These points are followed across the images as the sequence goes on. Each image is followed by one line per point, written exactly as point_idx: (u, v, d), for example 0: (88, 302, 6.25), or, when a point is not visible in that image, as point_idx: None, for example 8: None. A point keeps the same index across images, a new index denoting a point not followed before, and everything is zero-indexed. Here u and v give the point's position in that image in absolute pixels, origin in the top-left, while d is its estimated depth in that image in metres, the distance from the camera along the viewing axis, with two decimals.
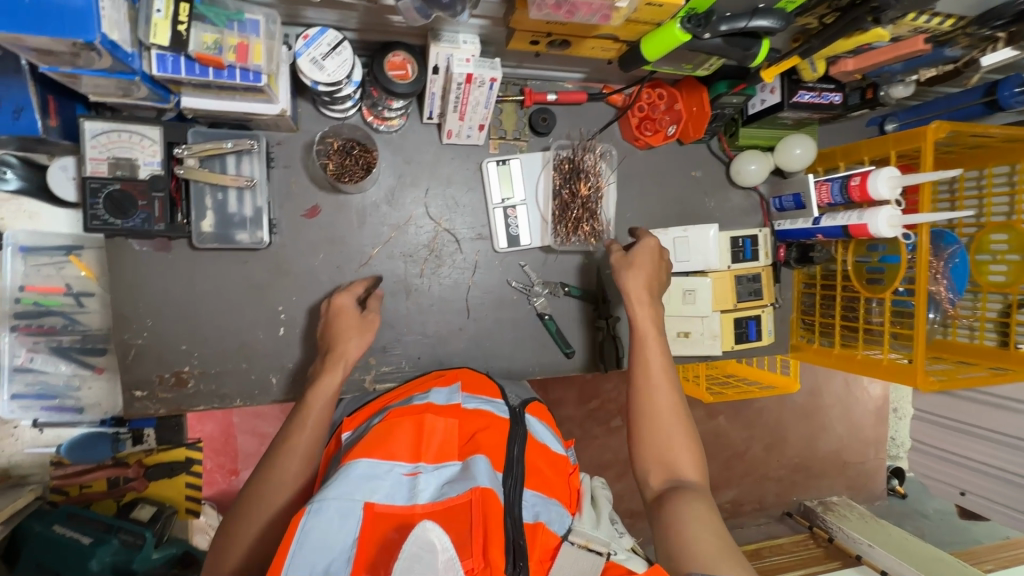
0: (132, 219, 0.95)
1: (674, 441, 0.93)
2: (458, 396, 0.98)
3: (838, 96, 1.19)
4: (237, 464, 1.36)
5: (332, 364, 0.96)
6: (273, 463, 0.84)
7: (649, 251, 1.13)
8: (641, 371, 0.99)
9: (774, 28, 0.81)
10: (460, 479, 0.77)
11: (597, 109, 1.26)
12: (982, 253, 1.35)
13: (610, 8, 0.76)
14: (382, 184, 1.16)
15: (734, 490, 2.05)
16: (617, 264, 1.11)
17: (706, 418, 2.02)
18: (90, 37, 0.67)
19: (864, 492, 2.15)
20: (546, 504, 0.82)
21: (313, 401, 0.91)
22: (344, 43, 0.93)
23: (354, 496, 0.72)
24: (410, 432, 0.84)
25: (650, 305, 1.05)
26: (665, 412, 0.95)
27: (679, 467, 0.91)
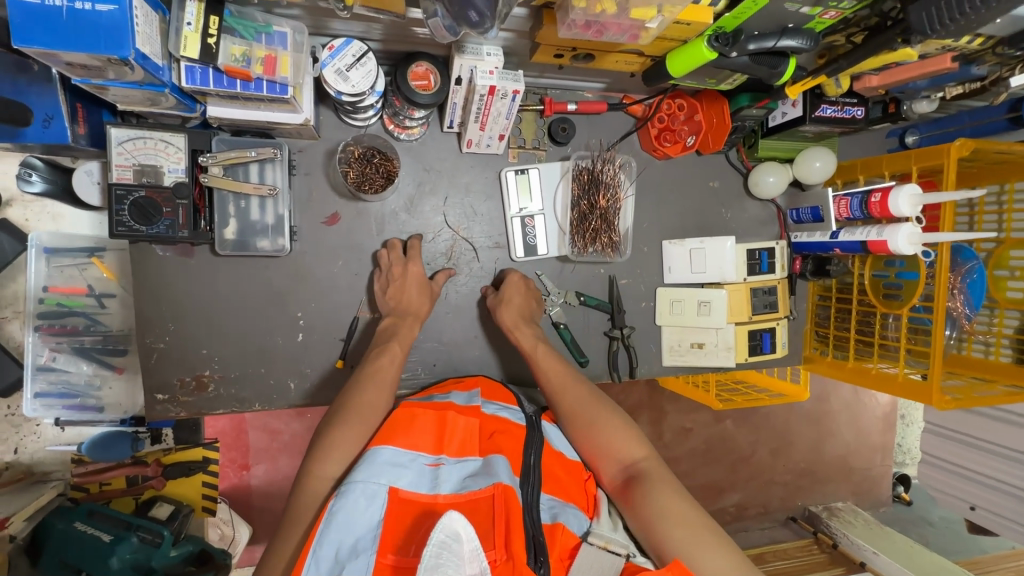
0: (155, 225, 0.95)
1: (601, 430, 0.95)
2: (478, 399, 1.01)
3: (860, 111, 1.17)
4: (247, 459, 1.43)
5: (375, 359, 1.00)
6: (363, 389, 0.94)
7: (520, 285, 1.18)
8: (548, 386, 1.06)
9: (802, 48, 0.80)
10: (482, 474, 0.78)
11: (616, 119, 1.26)
12: (1000, 268, 1.34)
13: (639, 28, 0.75)
14: (402, 192, 1.16)
15: (740, 493, 2.05)
16: (493, 307, 1.17)
17: (714, 421, 2.02)
18: (125, 53, 0.68)
19: (870, 498, 2.15)
20: (563, 507, 0.83)
21: (395, 341, 1.03)
22: (368, 55, 0.94)
23: (380, 479, 0.74)
24: (432, 428, 0.88)
25: (527, 327, 1.14)
26: (580, 410, 0.99)
27: (618, 449, 0.93)
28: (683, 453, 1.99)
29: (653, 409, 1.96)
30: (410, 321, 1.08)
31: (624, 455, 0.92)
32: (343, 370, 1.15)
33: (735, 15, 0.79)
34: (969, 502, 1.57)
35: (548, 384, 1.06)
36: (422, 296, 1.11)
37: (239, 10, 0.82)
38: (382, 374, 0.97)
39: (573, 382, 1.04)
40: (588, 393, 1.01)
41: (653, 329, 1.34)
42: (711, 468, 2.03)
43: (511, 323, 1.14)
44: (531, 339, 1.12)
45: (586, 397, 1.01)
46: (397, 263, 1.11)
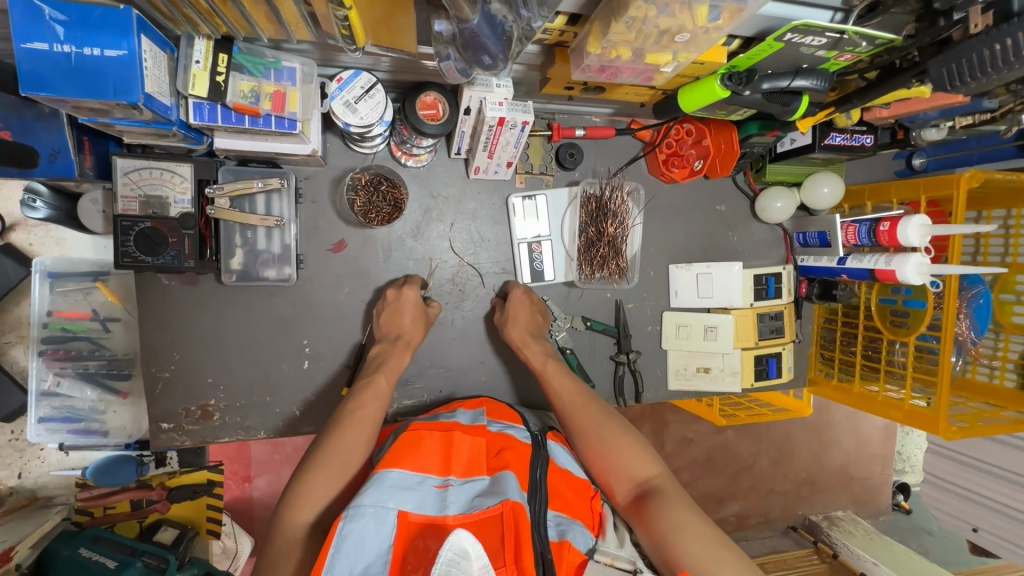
0: (162, 256, 0.94)
1: (614, 447, 0.94)
2: (484, 418, 1.00)
3: (870, 138, 1.16)
4: (250, 471, 1.41)
5: (377, 366, 1.02)
6: (344, 426, 0.90)
7: (523, 301, 1.16)
8: (557, 403, 1.05)
9: (815, 88, 0.79)
10: (490, 493, 0.77)
11: (624, 143, 1.26)
12: (1006, 293, 1.35)
13: (653, 71, 0.75)
14: (409, 218, 1.15)
15: (740, 503, 2.06)
16: (499, 322, 1.16)
17: (715, 432, 2.01)
18: (133, 98, 0.67)
19: (869, 507, 2.15)
20: (570, 524, 0.82)
21: (381, 374, 1.00)
22: (376, 86, 0.93)
23: (387, 503, 0.73)
24: (439, 449, 0.86)
25: (536, 344, 1.13)
26: (591, 427, 0.98)
27: (630, 466, 0.92)
28: (684, 464, 1.99)
29: (655, 419, 1.96)
30: (397, 352, 1.05)
31: (637, 472, 0.91)
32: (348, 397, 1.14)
33: (750, 56, 0.78)
34: (971, 523, 1.58)
35: (559, 400, 1.05)
36: (418, 328, 1.09)
37: (249, 46, 0.80)
38: (364, 413, 0.93)
39: (583, 398, 1.04)
40: (598, 409, 1.01)
41: (659, 353, 1.33)
42: (713, 479, 2.03)
43: (519, 343, 1.13)
44: (540, 357, 1.11)
45: (597, 413, 1.00)
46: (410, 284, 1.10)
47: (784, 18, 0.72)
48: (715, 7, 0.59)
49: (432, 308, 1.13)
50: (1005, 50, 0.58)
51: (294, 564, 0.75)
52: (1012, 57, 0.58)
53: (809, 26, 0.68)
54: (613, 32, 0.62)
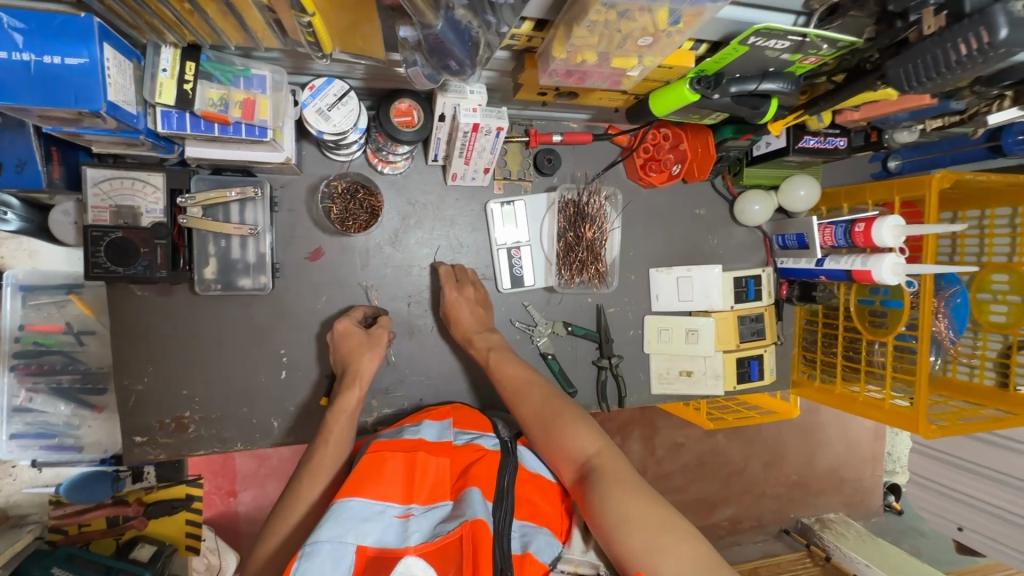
0: (133, 266, 0.93)
1: (558, 431, 0.93)
2: (451, 432, 0.98)
3: (843, 141, 1.17)
4: (234, 486, 1.41)
5: (348, 384, 0.99)
6: (301, 477, 0.89)
7: (467, 292, 1.14)
8: (506, 396, 1.04)
9: (784, 91, 0.81)
10: (451, 517, 0.77)
11: (601, 148, 1.26)
12: (982, 292, 1.36)
13: (620, 75, 0.75)
14: (386, 225, 1.15)
15: (732, 508, 2.05)
16: (444, 322, 1.15)
17: (705, 436, 2.01)
18: (96, 106, 0.67)
19: (861, 508, 2.15)
20: (535, 532, 0.82)
21: (351, 389, 0.99)
22: (350, 94, 0.93)
23: (345, 538, 0.72)
24: (402, 474, 0.84)
25: (487, 336, 1.12)
26: (537, 414, 0.98)
27: (571, 447, 0.91)
28: (676, 469, 1.98)
29: (645, 425, 1.95)
30: (353, 389, 0.99)
31: (579, 452, 0.90)
32: (327, 407, 1.12)
33: (717, 60, 0.78)
34: (957, 522, 1.58)
35: (506, 391, 1.04)
36: (365, 355, 1.03)
37: (217, 55, 0.80)
38: (319, 457, 0.91)
39: (528, 388, 1.02)
40: (544, 398, 0.99)
41: (643, 357, 1.33)
42: (704, 484, 2.02)
43: (465, 336, 1.12)
44: (485, 349, 1.10)
45: (541, 404, 0.99)
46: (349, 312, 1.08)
47: (745, 22, 0.73)
48: (674, 10, 0.59)
49: (379, 330, 1.07)
50: (969, 47, 0.57)
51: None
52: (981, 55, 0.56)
53: (771, 30, 0.69)
54: (574, 36, 0.63)
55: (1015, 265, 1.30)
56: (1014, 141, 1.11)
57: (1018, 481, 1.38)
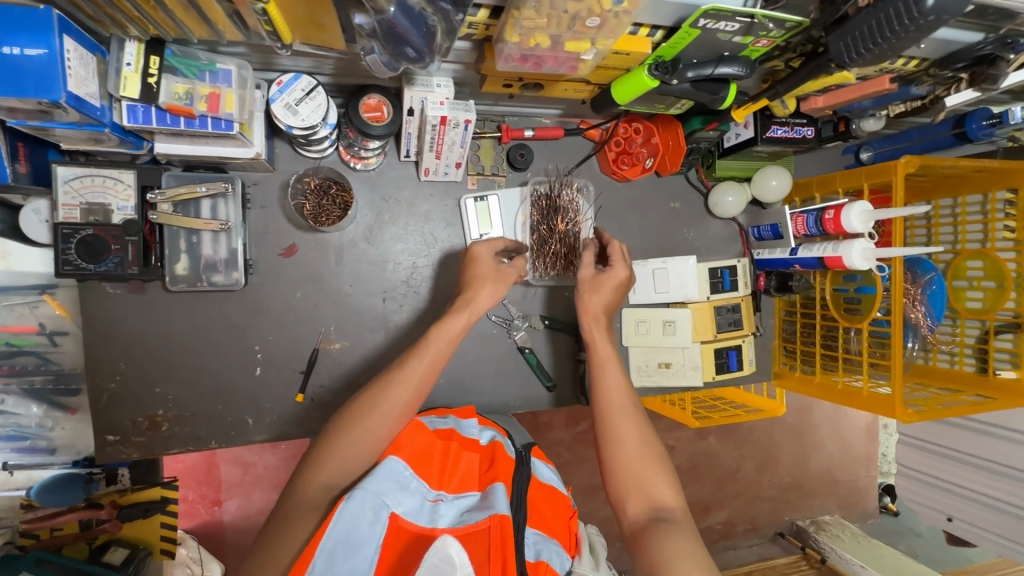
0: (104, 263, 0.94)
1: (643, 464, 0.87)
2: (479, 429, 0.98)
3: (811, 131, 1.19)
4: (220, 495, 1.49)
5: (460, 308, 0.99)
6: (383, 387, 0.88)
7: (620, 281, 1.11)
8: (601, 400, 0.95)
9: (739, 75, 0.81)
10: (478, 508, 0.76)
11: (575, 143, 1.28)
12: (959, 279, 1.37)
13: (576, 60, 0.76)
14: (361, 221, 1.16)
15: (726, 511, 2.02)
16: (584, 285, 1.10)
17: (697, 439, 2.00)
18: (55, 96, 0.68)
19: (857, 510, 2.13)
20: (547, 543, 0.77)
21: (461, 315, 0.98)
22: (317, 88, 0.94)
23: (387, 498, 0.73)
24: (437, 459, 0.85)
25: (604, 330, 1.05)
26: (630, 433, 0.91)
27: (652, 488, 0.85)
28: None
29: None
30: (461, 315, 0.98)
31: (657, 497, 0.84)
32: (303, 403, 1.14)
33: (672, 45, 0.79)
34: (947, 513, 1.57)
35: (608, 388, 0.96)
36: (486, 289, 1.03)
37: (182, 49, 0.81)
38: (408, 373, 0.90)
39: (629, 406, 0.94)
40: (641, 426, 0.92)
41: (621, 350, 1.34)
42: (698, 485, 2.00)
43: (593, 313, 1.07)
44: (609, 347, 1.02)
45: (638, 430, 0.91)
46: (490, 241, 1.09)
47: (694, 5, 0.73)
48: None
49: (508, 269, 1.07)
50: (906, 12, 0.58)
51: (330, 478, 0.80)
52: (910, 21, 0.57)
53: (718, 10, 0.70)
54: (522, 18, 0.64)
55: (987, 251, 1.30)
56: (978, 127, 1.15)
57: (1008, 469, 1.36)
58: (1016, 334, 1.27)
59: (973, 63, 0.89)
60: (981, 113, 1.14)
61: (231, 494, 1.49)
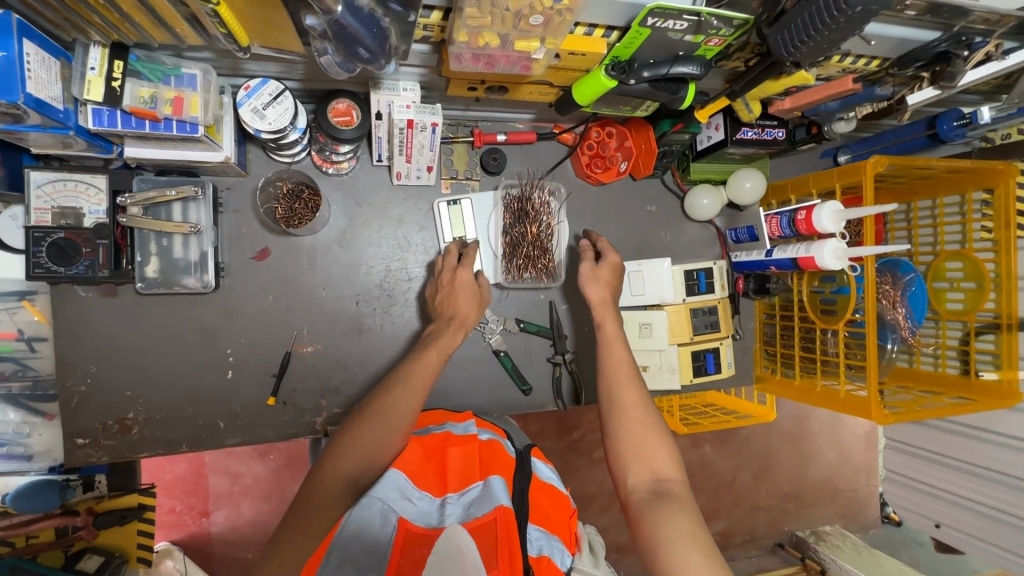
0: (75, 266, 0.96)
1: (645, 436, 0.86)
2: (474, 428, 0.94)
3: (781, 132, 1.20)
4: (207, 505, 1.48)
5: (452, 325, 1.04)
6: (395, 387, 0.89)
7: (616, 266, 1.16)
8: (605, 369, 0.97)
9: (695, 74, 0.82)
10: (483, 498, 0.73)
11: (549, 147, 1.30)
12: (938, 280, 1.34)
13: (528, 60, 0.78)
14: (334, 225, 1.17)
15: (723, 521, 1.80)
16: (585, 277, 1.13)
17: (692, 446, 1.79)
18: (13, 97, 0.70)
19: (858, 520, 1.89)
20: (548, 539, 0.74)
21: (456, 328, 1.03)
22: (285, 93, 0.95)
23: (393, 504, 0.71)
24: (434, 468, 0.82)
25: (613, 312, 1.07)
26: (635, 404, 0.91)
27: (653, 460, 0.84)
28: None
29: None
30: (454, 327, 1.03)
31: (658, 469, 0.83)
32: (275, 407, 1.16)
33: (626, 45, 0.80)
34: (934, 519, 1.59)
35: (615, 365, 0.97)
36: (472, 308, 1.07)
37: (146, 54, 0.83)
38: (417, 375, 0.91)
39: (632, 375, 0.95)
40: (644, 394, 0.93)
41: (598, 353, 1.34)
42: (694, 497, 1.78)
43: (599, 302, 1.09)
44: (616, 327, 1.04)
45: (640, 398, 0.92)
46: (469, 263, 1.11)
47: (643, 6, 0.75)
48: None
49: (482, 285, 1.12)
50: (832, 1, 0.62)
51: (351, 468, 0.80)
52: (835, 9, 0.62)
53: (663, 9, 0.71)
54: (467, 16, 0.67)
55: (965, 252, 1.27)
56: (949, 128, 1.13)
57: (998, 474, 1.35)
58: (997, 335, 1.24)
59: (931, 61, 0.89)
60: (952, 114, 1.13)
61: (219, 505, 1.48)
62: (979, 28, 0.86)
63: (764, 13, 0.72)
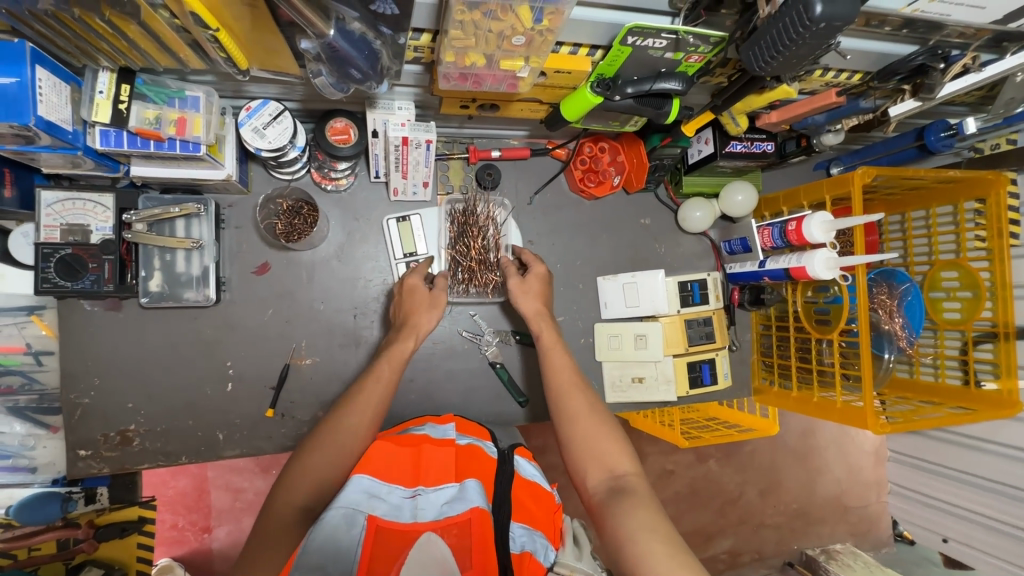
0: (81, 280, 0.99)
1: (595, 439, 0.88)
2: (453, 432, 0.94)
3: (770, 146, 1.22)
4: (209, 522, 1.49)
5: (405, 334, 1.02)
6: (345, 408, 0.89)
7: (543, 275, 1.15)
8: (550, 382, 0.98)
9: (678, 90, 0.84)
10: (458, 498, 0.75)
11: (543, 163, 1.33)
12: (935, 290, 1.32)
13: (514, 78, 0.81)
14: (333, 240, 1.20)
15: (730, 539, 1.78)
16: (515, 291, 1.12)
17: (696, 461, 1.77)
18: (24, 119, 0.74)
19: (868, 539, 1.83)
20: (533, 535, 0.76)
21: (408, 337, 1.01)
22: (284, 113, 0.99)
23: (359, 505, 0.72)
24: (410, 462, 0.83)
25: (547, 320, 1.08)
26: (584, 409, 0.92)
27: (606, 458, 0.85)
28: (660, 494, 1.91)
29: None
30: (405, 336, 1.01)
31: (613, 465, 0.84)
32: (274, 418, 1.17)
33: (609, 64, 0.83)
34: (942, 534, 1.56)
35: (558, 378, 0.98)
36: (424, 314, 1.06)
37: (152, 78, 0.87)
38: (367, 396, 0.91)
39: (574, 381, 0.97)
40: (590, 399, 0.94)
41: (595, 365, 1.35)
42: (699, 513, 1.76)
43: (533, 314, 1.09)
44: (555, 335, 1.05)
45: (587, 402, 0.93)
46: (419, 270, 1.12)
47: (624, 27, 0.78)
48: (535, 9, 0.66)
49: (439, 292, 1.09)
50: (797, 21, 0.65)
51: (307, 492, 0.77)
52: (806, 22, 0.64)
53: (643, 28, 0.73)
54: (452, 38, 0.70)
55: (961, 261, 1.26)
56: (936, 139, 1.14)
57: (1003, 486, 1.32)
58: (995, 343, 1.23)
59: (909, 74, 0.91)
60: (938, 125, 1.14)
61: (221, 521, 1.49)
62: (954, 42, 0.89)
63: (737, 30, 0.75)
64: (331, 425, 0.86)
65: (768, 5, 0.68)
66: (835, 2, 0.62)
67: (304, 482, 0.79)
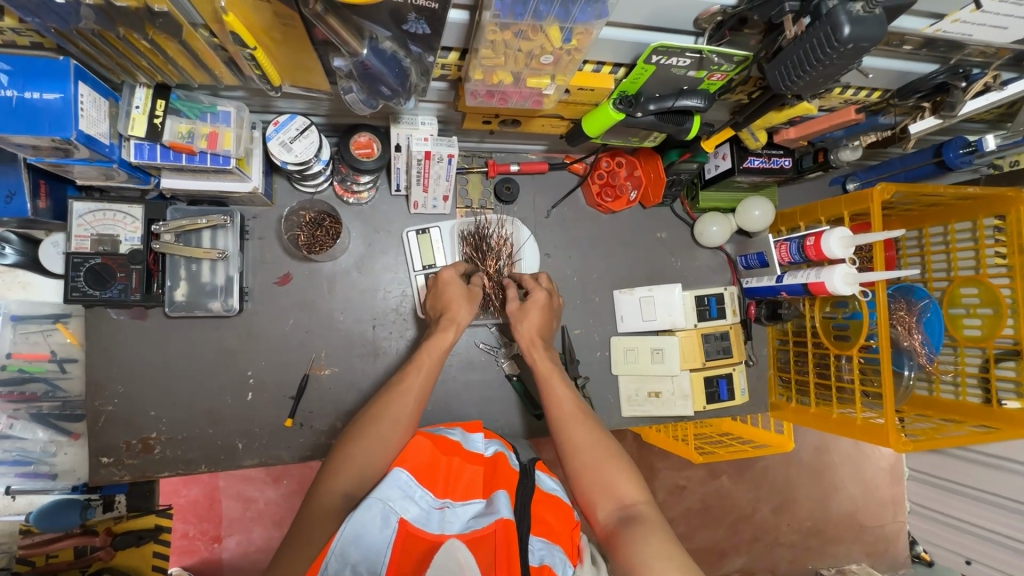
0: (109, 289, 1.01)
1: (604, 470, 0.87)
2: (482, 442, 0.95)
3: (787, 161, 1.22)
4: (220, 531, 1.49)
5: (445, 326, 1.01)
6: (387, 400, 0.89)
7: (543, 303, 1.12)
8: (553, 416, 0.96)
9: (699, 107, 0.85)
10: (484, 514, 0.75)
11: (560, 177, 1.34)
12: (955, 306, 1.31)
13: (540, 95, 0.83)
14: (352, 251, 1.22)
15: (744, 557, 1.75)
16: (514, 317, 1.10)
17: (709, 478, 1.75)
18: (66, 133, 0.76)
19: (885, 559, 1.81)
20: (551, 549, 0.74)
21: (450, 327, 1.01)
22: (311, 128, 1.01)
23: (393, 504, 0.72)
24: (441, 470, 0.83)
25: (544, 349, 1.07)
26: (590, 443, 0.90)
27: (617, 488, 0.85)
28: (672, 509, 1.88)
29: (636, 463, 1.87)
30: (448, 328, 1.01)
31: (623, 496, 0.84)
32: (292, 428, 1.18)
33: (632, 81, 0.84)
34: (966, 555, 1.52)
35: (558, 411, 0.96)
36: (463, 306, 1.05)
37: (187, 94, 0.89)
38: (408, 384, 0.92)
39: (578, 413, 0.96)
40: (594, 429, 0.94)
41: (611, 378, 1.35)
42: (713, 530, 1.74)
43: (528, 342, 1.08)
44: (550, 363, 1.04)
45: (590, 437, 0.92)
46: (450, 264, 1.11)
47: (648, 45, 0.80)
48: (565, 29, 0.68)
49: (477, 288, 1.08)
50: (823, 44, 0.66)
51: (350, 480, 0.80)
52: (830, 45, 0.65)
53: (668, 47, 0.75)
54: (482, 57, 0.72)
55: (981, 278, 1.24)
56: (955, 156, 1.14)
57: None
58: (1017, 361, 1.20)
59: (929, 92, 0.93)
60: (956, 142, 1.14)
61: (232, 531, 1.49)
62: (976, 60, 0.89)
63: (762, 50, 0.76)
64: (372, 415, 0.88)
65: (794, 26, 0.69)
66: (863, 24, 0.64)
67: (344, 475, 0.80)
